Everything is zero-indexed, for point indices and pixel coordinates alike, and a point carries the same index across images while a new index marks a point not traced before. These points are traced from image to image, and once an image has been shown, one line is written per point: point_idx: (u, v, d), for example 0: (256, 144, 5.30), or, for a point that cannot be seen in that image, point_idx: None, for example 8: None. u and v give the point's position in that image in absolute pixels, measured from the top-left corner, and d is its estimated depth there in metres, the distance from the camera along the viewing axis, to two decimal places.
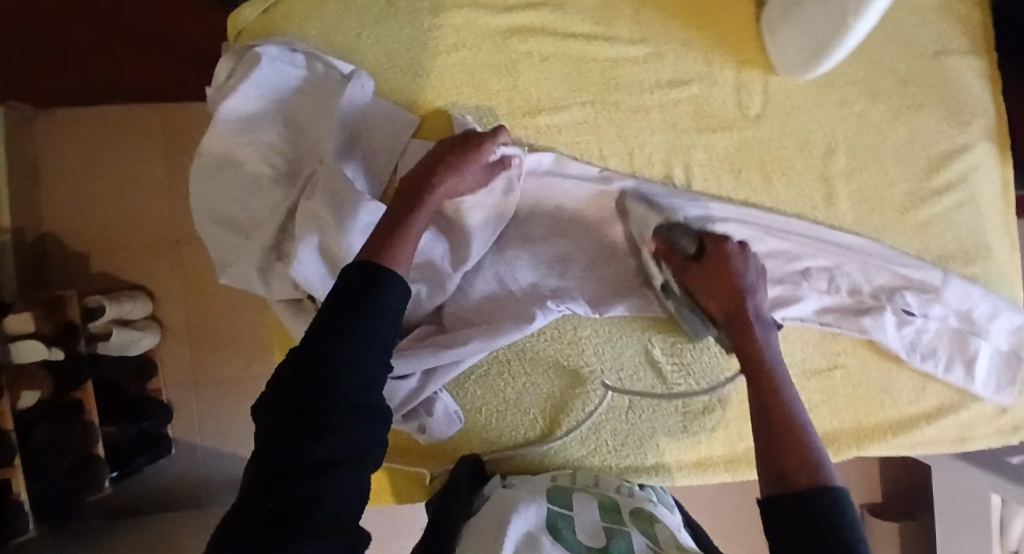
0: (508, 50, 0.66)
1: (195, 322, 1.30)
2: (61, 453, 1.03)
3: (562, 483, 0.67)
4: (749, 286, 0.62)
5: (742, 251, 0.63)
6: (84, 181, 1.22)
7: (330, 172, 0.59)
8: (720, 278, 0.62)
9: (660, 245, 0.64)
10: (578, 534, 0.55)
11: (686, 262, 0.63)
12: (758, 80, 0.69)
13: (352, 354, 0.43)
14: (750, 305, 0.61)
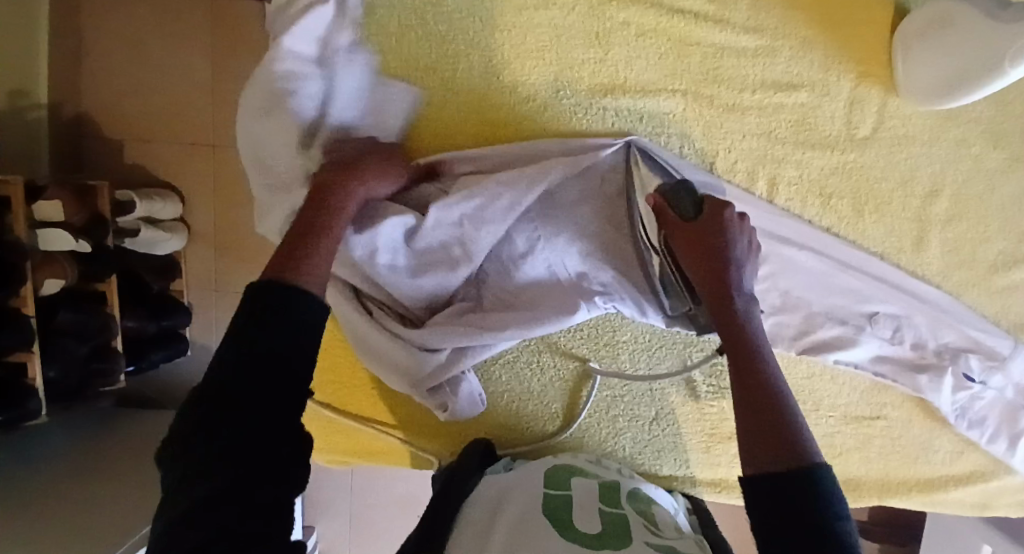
0: (602, 17, 0.58)
1: (221, 230, 1.25)
2: (80, 340, 1.03)
3: (562, 463, 0.65)
4: (736, 259, 0.54)
5: (741, 221, 0.55)
6: (127, 67, 1.16)
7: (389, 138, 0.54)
8: (705, 247, 0.54)
9: (656, 202, 0.56)
10: (574, 515, 0.52)
11: (675, 225, 0.55)
12: (875, 98, 0.61)
13: (279, 349, 0.41)
14: (735, 276, 0.54)
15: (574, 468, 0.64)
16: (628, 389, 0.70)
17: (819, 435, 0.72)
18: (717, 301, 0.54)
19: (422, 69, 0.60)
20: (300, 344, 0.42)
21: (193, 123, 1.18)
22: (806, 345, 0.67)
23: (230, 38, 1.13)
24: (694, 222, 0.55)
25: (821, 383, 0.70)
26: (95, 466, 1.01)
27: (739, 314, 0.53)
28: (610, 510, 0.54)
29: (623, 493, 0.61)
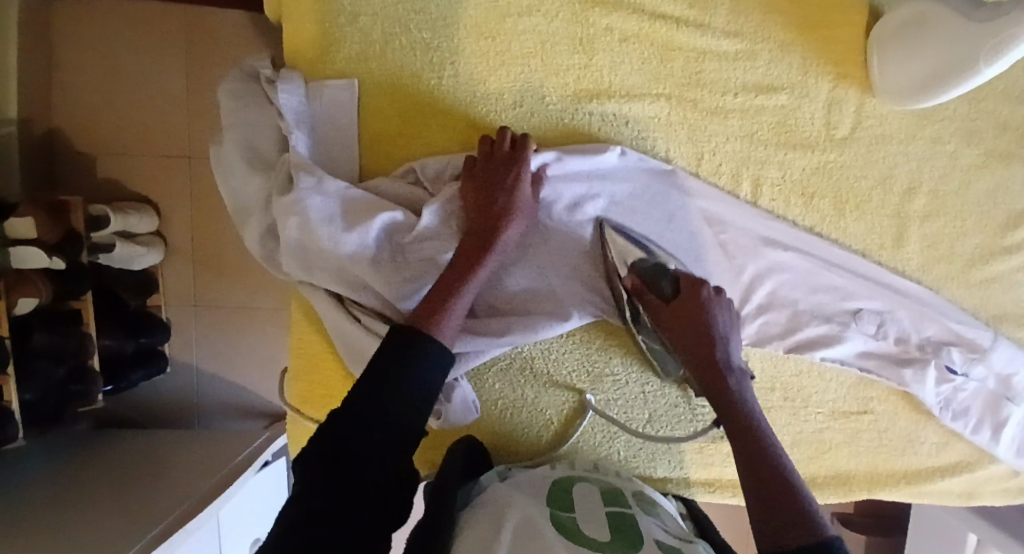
0: (586, 23, 0.59)
1: (201, 243, 1.23)
2: (56, 362, 1.01)
3: (560, 475, 0.64)
4: (721, 334, 0.57)
5: (719, 296, 0.58)
6: (100, 79, 1.14)
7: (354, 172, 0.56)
8: (690, 327, 0.57)
9: (634, 283, 0.60)
10: (581, 525, 0.52)
11: (658, 305, 0.59)
12: (852, 99, 0.62)
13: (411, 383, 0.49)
14: (723, 353, 0.57)
15: (575, 479, 0.64)
16: (621, 393, 0.70)
17: (810, 431, 0.72)
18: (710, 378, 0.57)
19: (409, 79, 0.59)
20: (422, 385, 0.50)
21: (170, 135, 1.16)
22: (793, 344, 0.68)
23: (206, 49, 1.11)
24: (675, 304, 0.59)
25: (809, 379, 0.71)
26: (75, 491, 0.98)
27: (735, 394, 0.56)
28: (616, 517, 0.55)
29: (627, 497, 0.62)
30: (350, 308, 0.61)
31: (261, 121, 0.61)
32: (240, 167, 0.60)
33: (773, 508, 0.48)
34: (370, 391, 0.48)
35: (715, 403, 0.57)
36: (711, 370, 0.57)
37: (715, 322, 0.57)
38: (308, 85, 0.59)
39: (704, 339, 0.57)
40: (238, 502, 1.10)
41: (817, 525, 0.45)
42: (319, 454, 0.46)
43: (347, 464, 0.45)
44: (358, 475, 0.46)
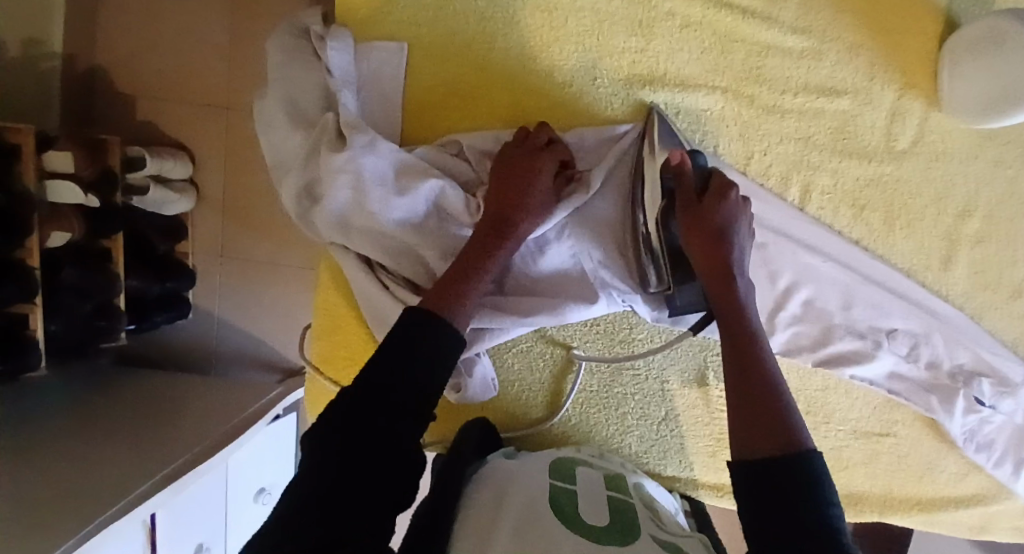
0: (648, 4, 0.56)
1: (231, 194, 1.23)
2: (82, 298, 1.03)
3: (566, 456, 0.64)
4: (738, 243, 0.52)
5: (745, 204, 0.53)
6: (146, 21, 1.14)
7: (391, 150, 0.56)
8: (710, 222, 0.51)
9: (681, 161, 0.53)
10: (580, 506, 0.52)
11: (686, 191, 0.52)
12: (917, 110, 0.59)
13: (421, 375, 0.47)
14: (735, 258, 0.51)
15: (578, 461, 0.64)
16: (640, 387, 0.69)
17: (828, 447, 0.71)
18: (715, 279, 0.51)
19: (461, 48, 0.58)
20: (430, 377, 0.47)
21: (208, 83, 1.16)
22: (823, 358, 0.66)
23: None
24: (705, 199, 0.52)
25: (833, 395, 0.70)
26: (92, 425, 1.01)
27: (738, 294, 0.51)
28: (616, 502, 0.55)
29: (627, 485, 0.61)
30: (379, 276, 0.61)
31: (306, 78, 0.60)
32: (282, 122, 0.60)
33: (754, 423, 0.45)
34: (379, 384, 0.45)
35: (717, 308, 0.51)
36: (719, 272, 0.51)
37: (735, 227, 0.51)
38: (357, 44, 0.58)
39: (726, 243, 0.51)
40: (246, 452, 1.12)
41: (800, 443, 0.42)
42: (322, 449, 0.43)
43: (353, 454, 0.43)
44: (362, 473, 0.43)
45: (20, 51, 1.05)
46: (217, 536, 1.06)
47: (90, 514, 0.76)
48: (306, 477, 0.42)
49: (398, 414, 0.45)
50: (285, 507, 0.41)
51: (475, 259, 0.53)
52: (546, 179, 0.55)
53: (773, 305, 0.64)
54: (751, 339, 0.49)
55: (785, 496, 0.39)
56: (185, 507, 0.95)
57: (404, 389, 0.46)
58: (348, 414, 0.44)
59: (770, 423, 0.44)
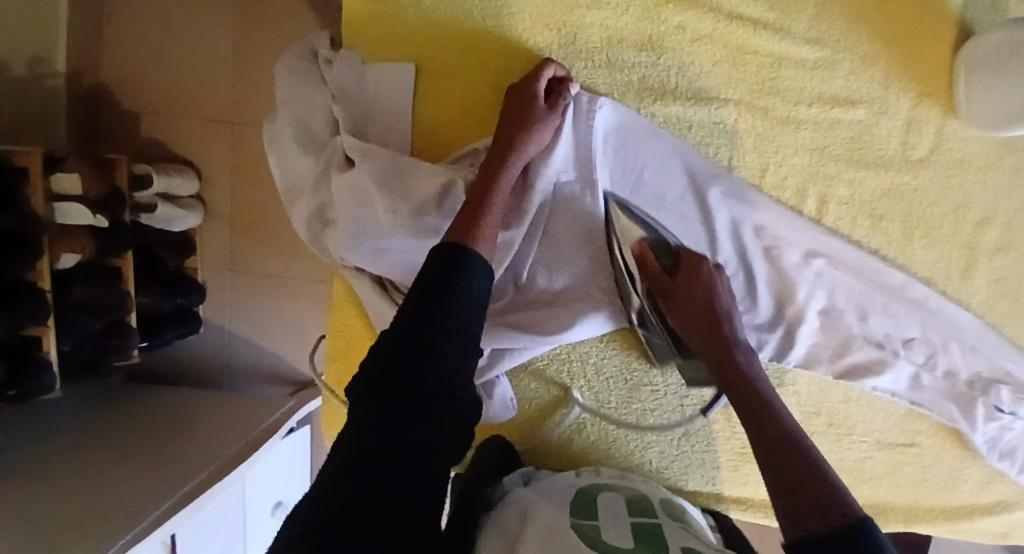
0: (658, 18, 0.55)
1: (238, 209, 1.23)
2: (94, 315, 1.03)
3: (587, 485, 0.64)
4: (724, 308, 0.58)
5: (719, 272, 0.59)
6: (148, 37, 1.14)
7: (394, 166, 0.55)
8: (695, 302, 0.57)
9: (642, 251, 0.59)
10: (604, 533, 0.53)
11: (659, 277, 0.59)
12: (933, 119, 0.58)
13: (442, 333, 0.47)
14: (726, 328, 0.57)
15: (601, 487, 0.64)
16: (658, 403, 0.68)
17: (851, 459, 0.71)
18: (714, 353, 0.57)
19: (470, 66, 0.57)
20: (452, 331, 0.47)
21: (212, 98, 1.16)
22: (842, 370, 0.66)
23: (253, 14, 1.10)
24: (678, 277, 0.59)
25: (855, 407, 0.68)
26: (107, 444, 1.01)
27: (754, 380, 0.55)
28: (641, 524, 0.55)
29: (654, 504, 0.61)
30: (393, 297, 0.60)
31: (315, 99, 0.60)
32: (291, 144, 0.60)
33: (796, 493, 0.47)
34: (402, 344, 0.46)
35: (723, 379, 0.57)
36: (716, 342, 0.57)
37: (719, 296, 0.57)
38: (366, 66, 0.58)
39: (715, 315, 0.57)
40: (263, 467, 1.12)
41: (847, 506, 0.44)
42: (361, 419, 0.45)
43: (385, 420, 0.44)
44: (394, 443, 0.44)
45: (22, 72, 1.05)
46: (235, 552, 1.06)
47: (108, 537, 0.77)
48: (359, 430, 0.45)
49: (422, 378, 0.45)
50: (330, 476, 0.44)
51: (481, 196, 0.52)
52: (540, 104, 0.53)
53: (789, 321, 0.64)
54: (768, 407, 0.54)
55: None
56: (204, 525, 0.95)
57: (428, 348, 0.46)
58: (390, 369, 0.46)
59: (810, 490, 0.46)
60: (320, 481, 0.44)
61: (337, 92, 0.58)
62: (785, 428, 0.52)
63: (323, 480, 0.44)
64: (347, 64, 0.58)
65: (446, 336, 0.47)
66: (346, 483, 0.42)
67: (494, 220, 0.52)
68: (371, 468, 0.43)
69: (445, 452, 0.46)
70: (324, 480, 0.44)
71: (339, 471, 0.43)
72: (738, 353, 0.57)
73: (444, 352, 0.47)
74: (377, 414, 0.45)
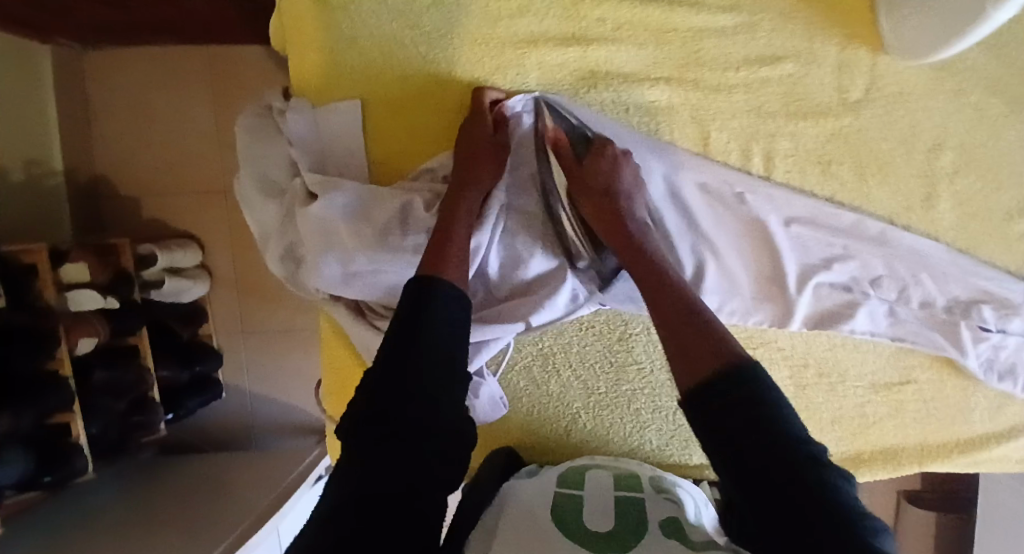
0: (578, 16, 0.58)
1: (241, 271, 1.28)
2: (117, 394, 1.08)
3: (579, 464, 0.65)
4: (623, 190, 0.58)
5: (626, 158, 0.60)
6: (130, 128, 1.21)
7: (345, 194, 0.57)
8: (596, 183, 0.58)
9: (556, 137, 0.61)
10: (585, 513, 0.54)
11: (568, 163, 0.60)
12: (864, 60, 0.59)
13: (420, 369, 0.47)
14: (623, 206, 0.58)
15: (590, 465, 0.65)
16: (648, 381, 0.69)
17: (850, 407, 0.70)
18: (613, 230, 0.58)
19: (410, 92, 0.60)
20: (430, 368, 0.47)
21: (200, 171, 1.22)
22: (814, 320, 0.66)
23: (226, 85, 1.17)
24: (585, 162, 0.60)
25: (843, 352, 0.68)
26: (144, 519, 1.04)
27: (636, 239, 0.56)
28: (624, 498, 0.56)
29: (642, 481, 0.61)
30: (371, 320, 0.63)
31: (273, 148, 0.64)
32: (258, 195, 0.63)
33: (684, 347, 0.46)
34: (383, 381, 0.46)
35: (615, 247, 0.57)
36: (610, 216, 0.58)
37: (618, 177, 0.58)
38: (316, 107, 0.61)
39: (607, 195, 0.58)
40: (296, 517, 1.13)
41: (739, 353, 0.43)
42: (346, 466, 0.44)
43: (371, 466, 0.43)
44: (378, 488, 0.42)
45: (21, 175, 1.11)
46: None
47: None
48: (343, 473, 0.44)
49: (403, 418, 0.45)
50: (314, 525, 0.41)
51: (446, 222, 0.56)
52: (488, 132, 0.58)
53: (770, 278, 0.65)
54: (658, 272, 0.54)
55: (752, 432, 0.39)
56: None
57: (410, 386, 0.46)
58: (374, 405, 0.46)
59: (705, 344, 0.44)
60: (302, 530, 0.42)
61: (294, 140, 0.62)
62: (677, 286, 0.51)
63: (313, 525, 0.41)
64: (300, 113, 0.61)
65: (423, 369, 0.47)
66: (329, 528, 0.40)
67: (462, 240, 0.55)
68: (354, 517, 0.40)
69: (434, 488, 0.45)
70: (308, 530, 0.42)
71: (324, 518, 0.41)
72: (633, 230, 0.57)
73: (422, 382, 0.46)
74: (364, 458, 0.44)
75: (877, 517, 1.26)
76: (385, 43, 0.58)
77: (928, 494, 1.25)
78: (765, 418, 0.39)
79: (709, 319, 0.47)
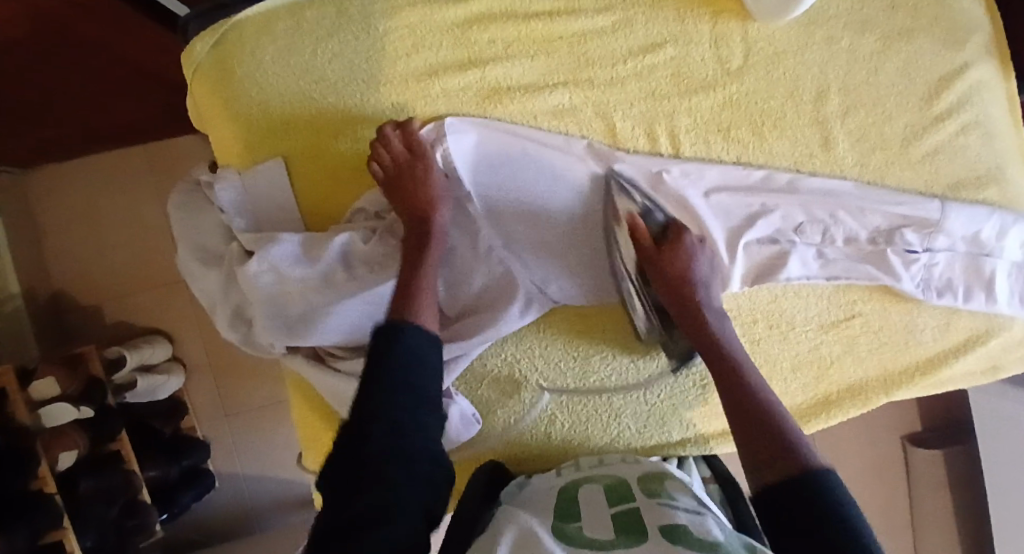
0: (470, 42, 0.62)
1: (215, 355, 1.28)
2: (106, 502, 1.05)
3: (567, 482, 0.65)
4: (699, 278, 0.64)
5: (701, 245, 0.66)
6: (80, 238, 1.22)
7: (281, 246, 0.59)
8: (672, 269, 0.63)
9: (632, 221, 0.64)
10: (587, 529, 0.51)
11: (647, 247, 0.64)
12: (736, 30, 0.64)
13: (385, 400, 0.49)
14: (701, 295, 0.64)
15: (581, 481, 0.64)
16: (612, 367, 0.72)
17: (807, 352, 0.74)
18: (687, 318, 0.64)
19: (325, 141, 0.63)
20: (397, 401, 0.49)
21: (156, 265, 1.24)
22: (752, 276, 0.70)
23: (170, 178, 1.20)
24: (663, 248, 0.64)
25: (786, 302, 0.72)
26: None
27: (713, 330, 0.63)
28: (620, 512, 0.54)
29: (633, 486, 0.60)
30: (330, 363, 0.65)
31: (207, 220, 0.66)
32: (201, 266, 0.65)
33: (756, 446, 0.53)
34: (356, 419, 0.48)
35: (693, 337, 0.63)
36: (687, 305, 0.64)
37: (693, 268, 0.64)
38: (241, 173, 0.63)
39: (689, 287, 0.63)
40: None
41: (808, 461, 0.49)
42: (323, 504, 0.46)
43: (342, 500, 0.45)
44: (346, 518, 0.43)
45: None
46: None
47: None
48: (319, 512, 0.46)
49: (371, 450, 0.47)
50: None
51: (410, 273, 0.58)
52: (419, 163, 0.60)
53: (702, 247, 0.68)
54: (732, 365, 0.60)
55: (807, 507, 0.46)
56: None
57: (378, 419, 0.48)
58: (346, 441, 0.48)
59: (778, 449, 0.51)
60: None
61: (225, 208, 0.64)
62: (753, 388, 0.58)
63: None
64: (228, 183, 0.63)
65: (390, 403, 0.49)
66: None
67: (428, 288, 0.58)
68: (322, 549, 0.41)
69: (407, 519, 0.45)
70: None
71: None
72: (710, 320, 0.63)
73: (388, 414, 0.48)
74: (337, 495, 0.45)
75: (885, 466, 1.27)
76: (293, 100, 0.61)
77: (929, 432, 1.27)
78: (823, 505, 0.45)
79: (786, 422, 0.54)
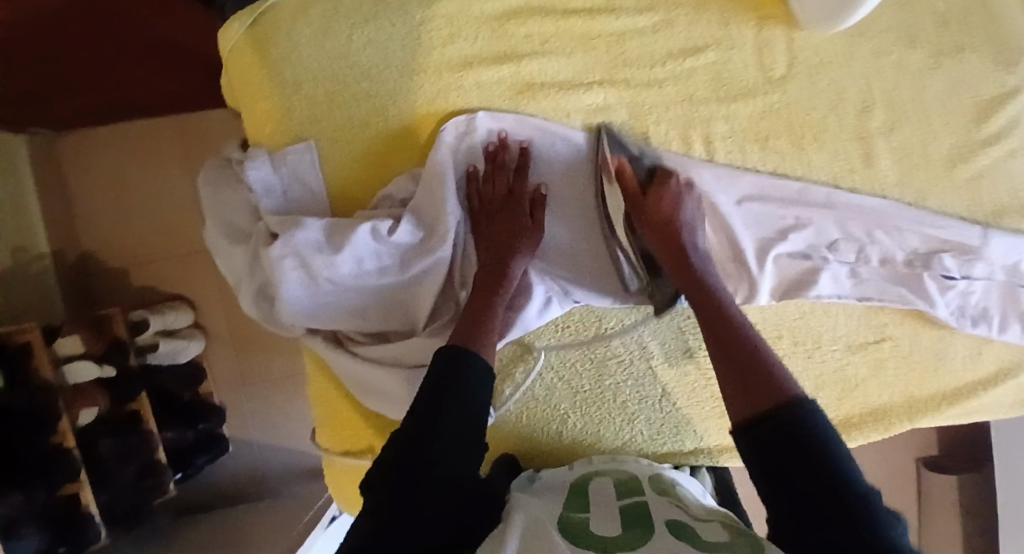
0: (507, 35, 0.61)
1: (234, 325, 1.31)
2: (123, 462, 1.08)
3: (577, 477, 0.65)
4: (685, 222, 0.61)
5: (688, 188, 0.63)
6: (110, 203, 1.24)
7: (307, 234, 0.59)
8: (660, 214, 0.61)
9: (620, 166, 0.62)
10: (593, 522, 0.51)
11: (634, 192, 0.62)
12: (781, 37, 0.63)
13: (450, 424, 0.51)
14: (687, 240, 0.61)
15: (591, 477, 0.65)
16: (630, 373, 0.72)
17: (830, 371, 0.73)
18: (675, 263, 0.61)
19: (355, 125, 0.62)
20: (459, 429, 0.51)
21: (182, 233, 1.26)
22: (781, 290, 0.68)
23: (200, 148, 1.22)
24: (648, 193, 0.62)
25: (813, 319, 0.71)
26: None
27: (700, 273, 0.60)
28: (630, 505, 0.55)
29: (645, 485, 0.60)
30: (348, 347, 0.66)
31: (235, 198, 0.67)
32: (228, 244, 0.66)
33: (745, 384, 0.50)
34: (416, 435, 0.50)
35: (682, 286, 0.60)
36: (676, 252, 0.61)
37: (680, 212, 0.61)
38: (273, 154, 0.62)
39: (674, 228, 0.60)
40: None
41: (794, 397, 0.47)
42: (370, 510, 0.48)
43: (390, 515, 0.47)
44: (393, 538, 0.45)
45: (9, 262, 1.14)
46: None
47: None
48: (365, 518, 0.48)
49: (425, 473, 0.49)
50: None
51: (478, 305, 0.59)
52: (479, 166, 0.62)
53: (732, 258, 0.67)
54: (721, 309, 0.57)
55: (791, 455, 0.44)
56: None
57: (438, 443, 0.50)
58: (403, 455, 0.50)
59: (763, 384, 0.49)
60: None
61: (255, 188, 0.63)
62: (742, 334, 0.55)
63: None
64: (259, 164, 0.62)
65: (454, 428, 0.51)
66: None
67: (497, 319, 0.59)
68: None
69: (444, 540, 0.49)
70: None
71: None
72: (694, 260, 0.61)
73: (448, 438, 0.50)
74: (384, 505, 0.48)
75: (897, 484, 1.26)
76: (326, 84, 0.61)
77: (944, 454, 1.25)
78: (809, 448, 0.44)
79: (770, 358, 0.52)
